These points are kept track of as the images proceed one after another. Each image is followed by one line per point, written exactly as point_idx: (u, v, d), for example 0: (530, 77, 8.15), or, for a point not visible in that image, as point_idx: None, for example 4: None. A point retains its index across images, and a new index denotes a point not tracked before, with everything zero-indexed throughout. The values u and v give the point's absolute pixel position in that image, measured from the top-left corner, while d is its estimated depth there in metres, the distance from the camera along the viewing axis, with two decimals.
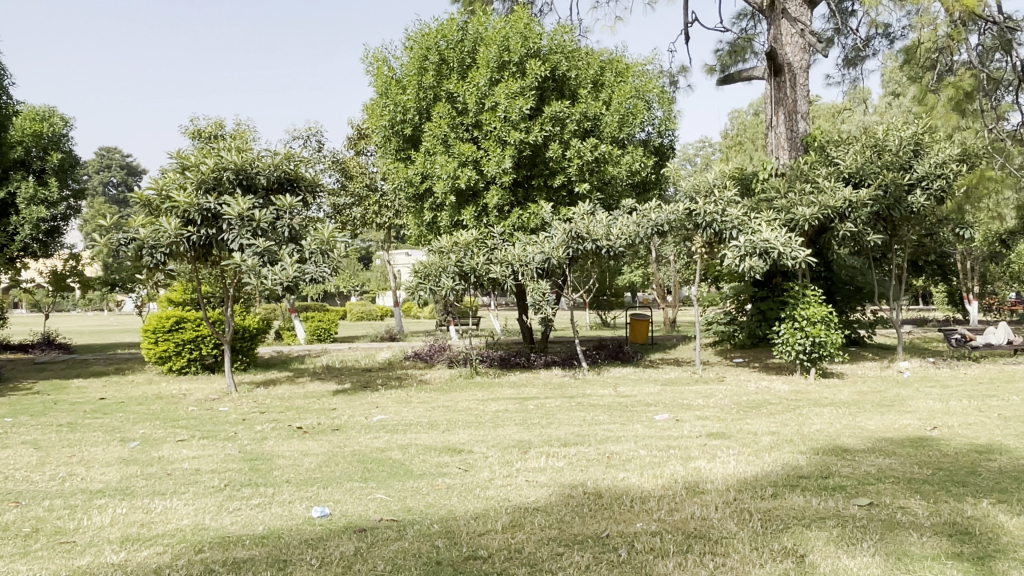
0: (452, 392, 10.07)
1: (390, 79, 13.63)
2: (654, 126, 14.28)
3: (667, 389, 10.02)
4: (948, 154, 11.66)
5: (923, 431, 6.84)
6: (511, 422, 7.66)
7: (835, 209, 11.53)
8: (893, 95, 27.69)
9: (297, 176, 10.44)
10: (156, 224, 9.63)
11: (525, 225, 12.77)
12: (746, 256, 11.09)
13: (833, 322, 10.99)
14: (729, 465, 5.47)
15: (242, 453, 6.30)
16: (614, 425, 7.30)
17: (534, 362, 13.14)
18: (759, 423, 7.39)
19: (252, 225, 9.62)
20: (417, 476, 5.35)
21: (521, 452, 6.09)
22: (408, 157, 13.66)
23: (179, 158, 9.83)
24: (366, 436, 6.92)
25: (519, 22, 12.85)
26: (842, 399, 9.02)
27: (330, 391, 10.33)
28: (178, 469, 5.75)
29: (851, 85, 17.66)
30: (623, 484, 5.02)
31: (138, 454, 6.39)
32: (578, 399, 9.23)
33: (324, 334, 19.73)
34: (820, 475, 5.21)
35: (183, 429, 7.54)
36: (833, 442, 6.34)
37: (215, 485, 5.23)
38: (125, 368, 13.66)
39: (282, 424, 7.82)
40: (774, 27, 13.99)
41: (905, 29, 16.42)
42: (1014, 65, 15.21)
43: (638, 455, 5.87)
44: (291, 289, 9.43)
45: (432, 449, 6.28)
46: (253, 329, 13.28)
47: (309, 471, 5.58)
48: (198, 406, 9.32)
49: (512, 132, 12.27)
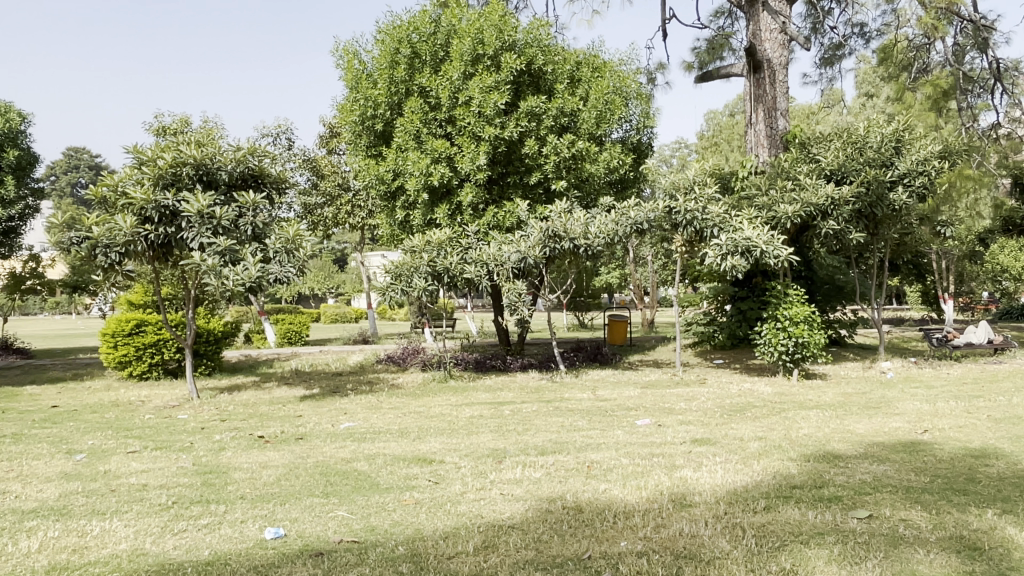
0: (424, 398, 9.65)
1: (361, 73, 13.20)
2: (632, 124, 14.00)
3: (648, 393, 9.69)
4: (930, 151, 11.55)
5: (914, 435, 6.59)
6: (486, 428, 7.29)
7: (817, 206, 11.33)
8: (867, 96, 27.82)
9: (261, 172, 9.98)
10: (111, 222, 9.10)
11: (500, 224, 12.39)
12: (727, 255, 10.83)
13: (815, 322, 10.77)
14: (716, 474, 5.14)
15: (197, 465, 5.84)
16: (594, 432, 6.94)
17: (511, 365, 12.75)
18: (745, 428, 7.08)
19: (213, 222, 9.11)
20: (383, 491, 4.95)
21: (496, 462, 5.72)
22: (379, 154, 13.24)
23: (135, 153, 9.33)
24: (331, 446, 6.51)
25: (493, 14, 12.50)
26: (827, 401, 8.76)
27: (297, 398, 9.84)
28: (124, 485, 5.30)
29: (828, 85, 17.59)
30: (605, 497, 4.67)
31: (83, 468, 5.91)
32: (556, 403, 8.89)
33: (294, 339, 19.01)
34: (814, 485, 4.89)
35: (136, 440, 7.06)
36: (822, 448, 6.05)
37: (162, 503, 4.78)
38: (83, 374, 13.05)
39: (243, 432, 7.36)
40: (753, 22, 13.80)
41: (881, 27, 16.33)
42: (990, 64, 15.16)
43: (620, 464, 5.53)
44: (254, 290, 9.01)
45: (401, 459, 5.89)
46: (219, 332, 12.78)
47: (266, 486, 5.16)
48: (156, 413, 8.83)
49: (487, 127, 11.90)
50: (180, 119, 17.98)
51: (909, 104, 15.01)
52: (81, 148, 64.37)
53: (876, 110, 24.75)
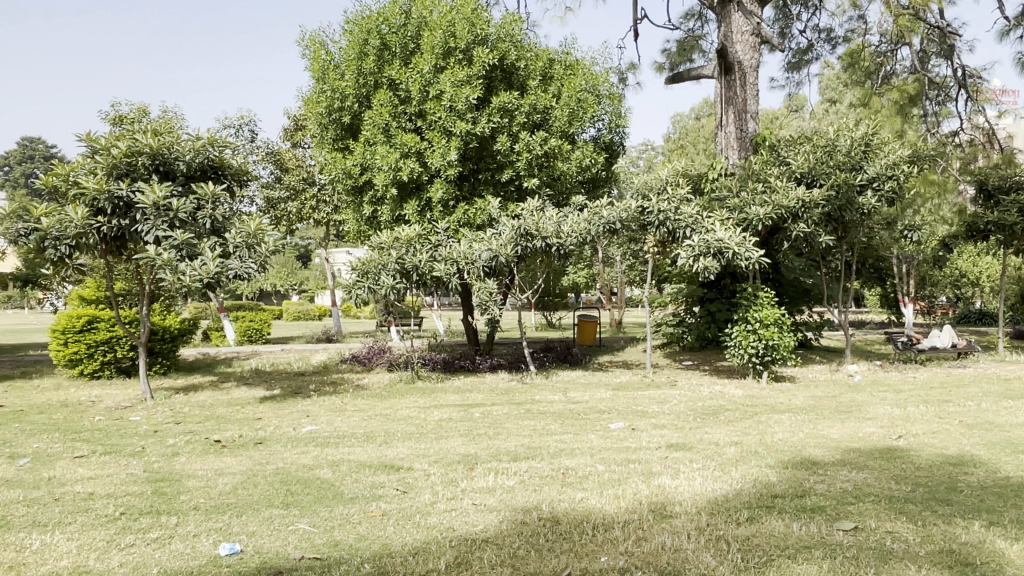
0: (391, 400, 9.36)
1: (327, 63, 12.81)
2: (604, 123, 13.86)
3: (619, 395, 9.52)
4: (899, 155, 11.61)
5: (889, 440, 6.53)
6: (455, 432, 7.04)
7: (788, 209, 11.27)
8: (831, 101, 28.12)
9: (222, 164, 9.60)
10: (61, 213, 8.65)
11: (471, 221, 12.14)
12: (700, 256, 10.71)
13: (785, 324, 10.73)
14: (695, 482, 4.97)
15: (149, 472, 5.49)
16: (567, 436, 6.75)
17: (479, 366, 12.50)
18: (719, 432, 6.95)
19: (169, 215, 8.71)
20: (348, 501, 4.68)
21: (467, 469, 5.48)
22: (346, 147, 12.90)
23: (88, 141, 8.90)
24: (293, 451, 6.21)
25: (466, 7, 12.26)
26: (799, 404, 8.68)
27: (257, 399, 9.46)
28: (68, 493, 4.93)
29: (796, 89, 17.69)
30: (582, 507, 4.47)
31: (25, 474, 5.52)
32: (526, 406, 8.68)
33: (256, 336, 18.69)
34: (796, 494, 4.75)
35: (83, 444, 6.65)
36: (799, 454, 5.94)
37: (109, 514, 4.45)
38: (31, 372, 12.48)
39: (199, 436, 6.99)
40: (725, 23, 13.76)
41: (849, 33, 16.44)
42: (955, 71, 15.36)
43: (596, 471, 5.34)
44: (212, 287, 8.62)
45: (367, 466, 5.61)
46: (175, 330, 12.32)
47: (223, 495, 4.85)
48: (107, 414, 8.41)
49: (458, 122, 11.66)
50: (137, 108, 17.36)
51: (876, 109, 15.13)
52: (37, 138, 62.59)
53: (840, 115, 25.03)
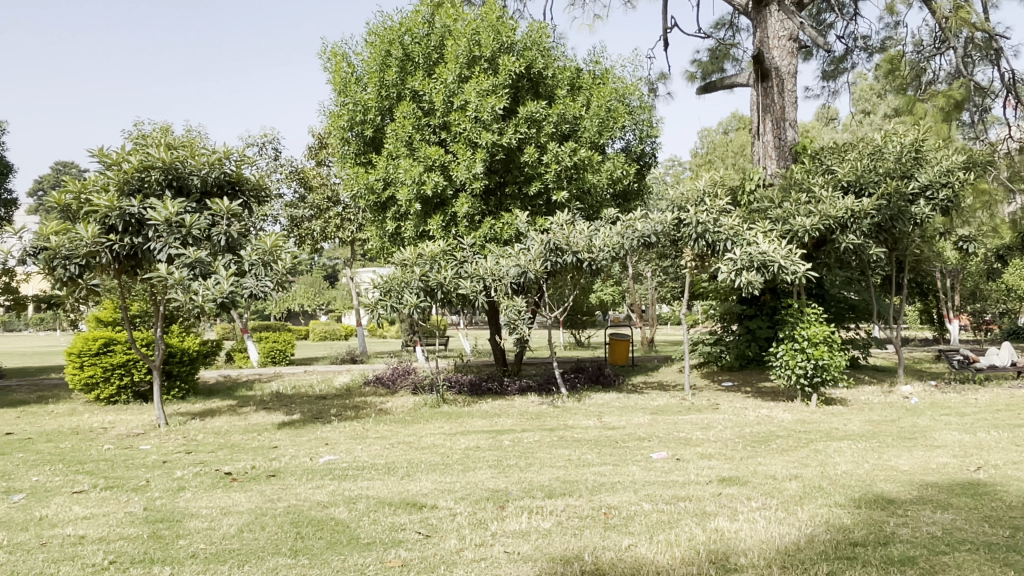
0: (415, 425, 8.84)
1: (349, 76, 12.46)
2: (636, 132, 13.31)
3: (658, 420, 8.88)
4: (952, 162, 10.95)
5: (968, 472, 5.85)
6: (484, 462, 6.49)
7: (836, 219, 10.58)
8: (865, 112, 27.18)
9: (239, 179, 9.21)
10: (71, 231, 8.28)
11: (498, 236, 11.66)
12: (742, 271, 10.07)
13: (836, 343, 9.99)
14: (758, 526, 4.35)
15: (149, 511, 5.00)
16: (607, 468, 6.15)
17: (507, 389, 11.91)
18: (775, 463, 6.31)
19: (181, 232, 8.33)
20: (364, 548, 4.14)
21: (496, 507, 4.91)
22: (369, 162, 12.50)
23: (100, 156, 8.55)
24: (307, 485, 5.70)
25: (491, 15, 11.87)
26: (856, 430, 7.98)
27: (275, 425, 8.98)
28: (57, 537, 4.45)
29: (832, 99, 17.05)
30: (631, 557, 3.88)
31: (16, 513, 5.07)
32: (560, 433, 8.08)
33: (279, 357, 18.29)
34: (878, 541, 4.11)
35: (86, 477, 6.21)
36: (870, 490, 5.27)
37: (96, 564, 3.95)
38: (48, 397, 12.12)
39: (209, 468, 6.51)
40: (762, 27, 13.18)
41: (886, 39, 15.77)
42: (1002, 74, 14.48)
43: (643, 511, 4.73)
44: (227, 307, 8.24)
45: (387, 504, 5.07)
46: (193, 351, 11.95)
47: (224, 540, 4.33)
48: (116, 443, 7.96)
49: (484, 133, 11.21)
50: (161, 127, 17.23)
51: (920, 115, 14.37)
52: (71, 162, 64.05)
53: (875, 126, 24.20)
